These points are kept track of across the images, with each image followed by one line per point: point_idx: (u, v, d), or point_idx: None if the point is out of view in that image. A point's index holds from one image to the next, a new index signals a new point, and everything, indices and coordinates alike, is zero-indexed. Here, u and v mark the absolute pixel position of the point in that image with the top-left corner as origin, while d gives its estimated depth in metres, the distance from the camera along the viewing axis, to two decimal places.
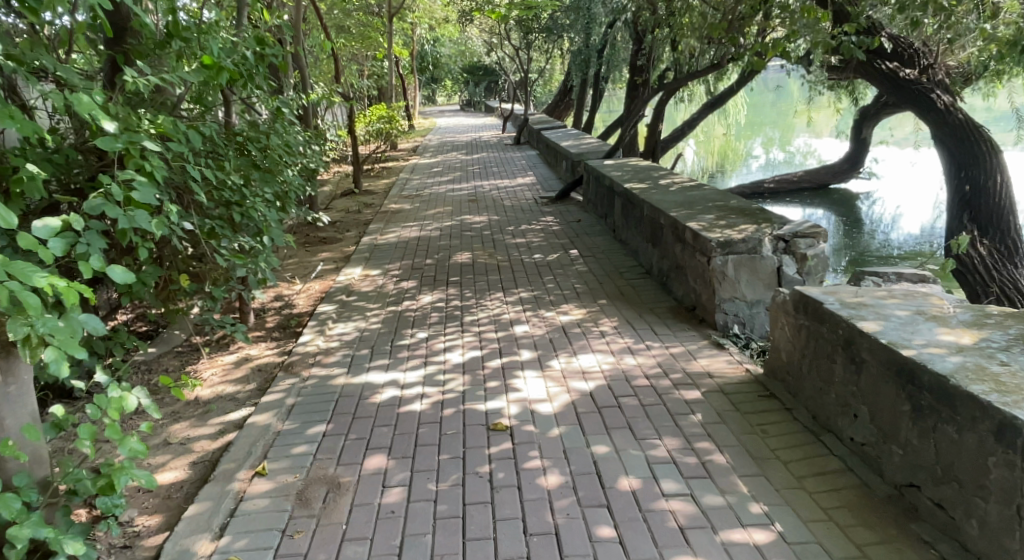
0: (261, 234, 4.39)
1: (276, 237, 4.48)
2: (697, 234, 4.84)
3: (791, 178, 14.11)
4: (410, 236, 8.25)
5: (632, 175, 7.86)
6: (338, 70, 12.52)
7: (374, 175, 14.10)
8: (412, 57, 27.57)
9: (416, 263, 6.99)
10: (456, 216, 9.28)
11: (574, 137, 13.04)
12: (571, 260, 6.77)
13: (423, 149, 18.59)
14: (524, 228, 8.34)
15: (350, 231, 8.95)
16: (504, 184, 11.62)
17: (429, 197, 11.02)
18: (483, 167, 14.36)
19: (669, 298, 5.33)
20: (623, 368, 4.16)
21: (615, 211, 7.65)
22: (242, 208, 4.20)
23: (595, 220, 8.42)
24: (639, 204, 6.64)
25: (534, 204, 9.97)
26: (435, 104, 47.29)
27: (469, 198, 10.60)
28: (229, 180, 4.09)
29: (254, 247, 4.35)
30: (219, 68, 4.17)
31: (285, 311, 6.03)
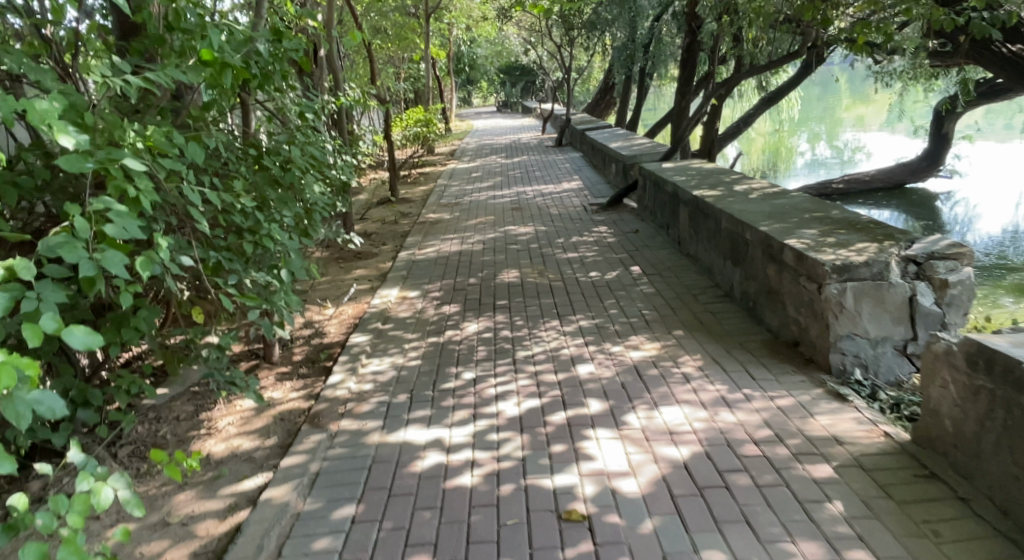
0: (277, 268, 3.35)
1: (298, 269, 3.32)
2: (800, 256, 4.03)
3: (864, 177, 13.48)
4: (450, 251, 7.46)
5: (700, 181, 6.96)
6: (371, 72, 11.82)
7: (411, 181, 13.37)
8: (449, 58, 26.91)
9: (458, 283, 6.12)
10: (500, 227, 8.49)
11: (623, 137, 12.15)
12: (637, 279, 5.88)
13: (461, 153, 17.84)
14: (575, 240, 7.51)
15: (386, 244, 8.21)
16: (549, 190, 10.81)
17: (470, 205, 10.27)
18: (525, 171, 13.54)
19: (763, 331, 4.47)
20: (720, 427, 3.28)
21: (682, 222, 6.76)
22: (255, 236, 3.22)
23: (656, 231, 7.54)
24: (714, 215, 5.75)
25: (583, 211, 9.15)
26: (471, 106, 46.66)
27: (512, 206, 9.79)
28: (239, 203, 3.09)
29: (269, 285, 3.27)
30: (222, 66, 3.15)
31: (315, 341, 5.01)
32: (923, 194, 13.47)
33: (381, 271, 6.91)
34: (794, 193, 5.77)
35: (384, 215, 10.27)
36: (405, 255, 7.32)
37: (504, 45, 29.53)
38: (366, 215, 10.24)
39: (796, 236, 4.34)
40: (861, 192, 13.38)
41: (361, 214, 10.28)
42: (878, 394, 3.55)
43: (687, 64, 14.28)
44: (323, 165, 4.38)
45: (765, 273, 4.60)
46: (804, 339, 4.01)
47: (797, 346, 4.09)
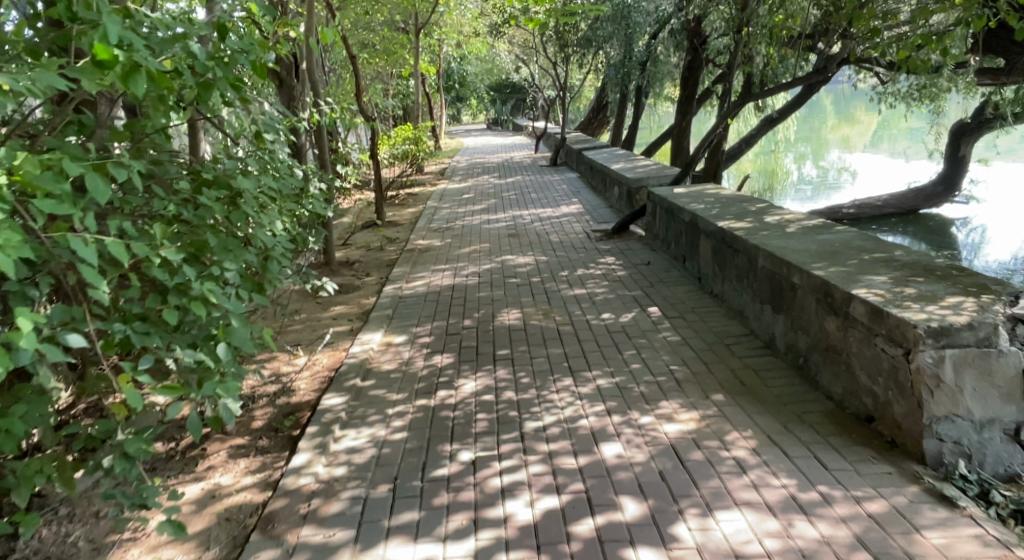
0: (214, 340, 2.53)
1: (244, 342, 2.50)
2: (876, 312, 3.29)
3: (875, 203, 12.62)
4: (441, 285, 6.66)
5: (721, 209, 6.21)
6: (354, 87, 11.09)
7: (398, 203, 12.62)
8: (439, 75, 26.28)
9: (451, 327, 5.30)
10: (496, 256, 7.71)
11: (625, 158, 11.40)
12: (659, 324, 5.09)
13: (452, 173, 17.07)
14: (581, 273, 6.74)
15: (370, 275, 7.42)
16: (547, 214, 10.06)
17: (463, 231, 9.47)
18: (520, 193, 12.78)
19: (823, 399, 3.71)
20: (800, 547, 2.55)
21: (704, 256, 5.98)
22: (183, 298, 2.42)
23: (668, 265, 6.78)
24: (747, 252, 4.98)
25: (586, 238, 8.39)
26: (461, 124, 46.07)
27: (509, 233, 8.99)
28: (158, 256, 2.26)
29: (204, 364, 2.45)
30: (121, 65, 2.33)
31: (280, 401, 4.16)
32: (940, 220, 12.68)
33: (364, 308, 6.09)
34: (838, 227, 5.01)
35: (365, 241, 9.50)
36: (392, 290, 6.52)
37: (495, 61, 28.90)
38: (346, 241, 9.47)
39: (867, 286, 3.59)
40: (874, 217, 12.55)
41: (343, 240, 9.48)
42: (991, 495, 2.83)
43: (687, 82, 13.62)
44: (285, 198, 3.59)
45: (823, 328, 3.83)
46: (882, 414, 3.26)
47: (872, 424, 3.33)
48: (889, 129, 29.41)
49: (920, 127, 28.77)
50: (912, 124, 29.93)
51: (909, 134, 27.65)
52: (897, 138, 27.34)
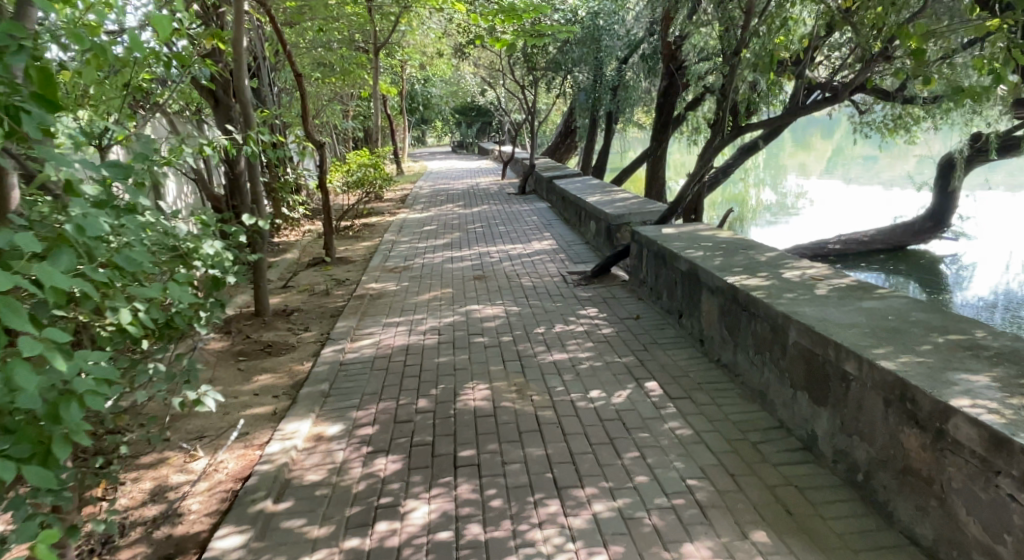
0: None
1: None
2: (1000, 442, 2.40)
3: (862, 237, 11.44)
4: (394, 345, 5.61)
5: (725, 258, 5.20)
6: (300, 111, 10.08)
7: (352, 236, 11.62)
8: (401, 96, 25.37)
9: (401, 413, 4.28)
10: (459, 305, 6.69)
11: (602, 190, 10.41)
12: (663, 408, 4.07)
13: (413, 200, 15.96)
14: (561, 329, 5.74)
15: (309, 329, 6.40)
16: (516, 251, 9.08)
17: (422, 271, 8.39)
18: (487, 224, 11.74)
19: (902, 541, 2.81)
20: None
21: (707, 315, 4.99)
22: None
23: (659, 321, 5.78)
24: (770, 319, 3.95)
25: (562, 283, 7.40)
26: (426, 146, 45.19)
27: (475, 275, 7.93)
28: None
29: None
30: None
31: (161, 533, 3.25)
32: (928, 258, 11.60)
33: (297, 383, 5.05)
34: (881, 289, 4.03)
35: (311, 284, 8.42)
36: (334, 351, 5.48)
37: (460, 82, 27.96)
38: (289, 285, 8.38)
39: (968, 393, 2.62)
40: (860, 253, 11.35)
41: (287, 284, 8.38)
42: None
43: (662, 111, 12.83)
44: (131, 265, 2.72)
45: (899, 442, 2.85)
46: None
47: None
48: (844, 157, 29.17)
49: (874, 156, 28.64)
50: (867, 152, 29.79)
51: (864, 162, 27.43)
52: (852, 165, 27.08)
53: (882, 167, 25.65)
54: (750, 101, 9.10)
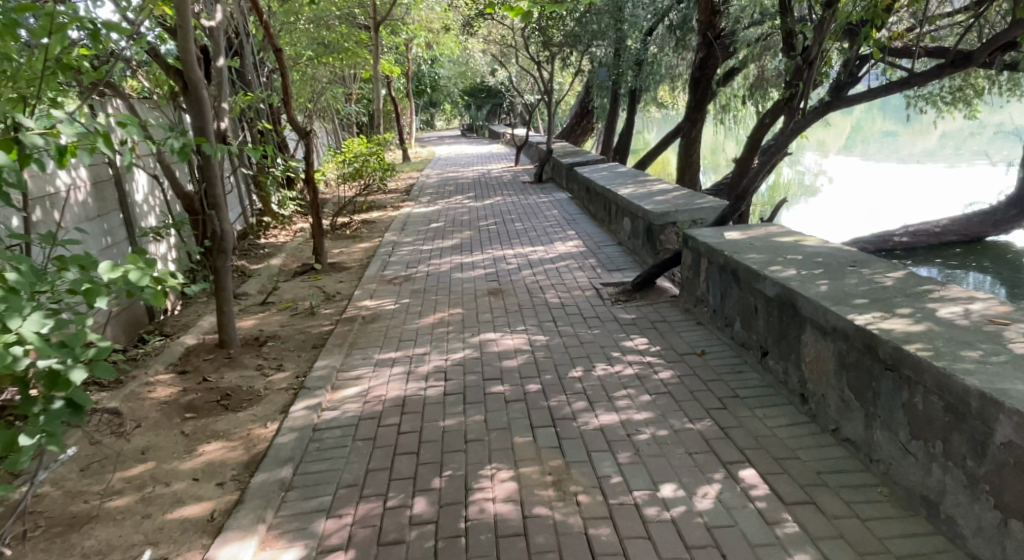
0: None
1: None
2: None
3: (932, 228, 9.94)
4: (385, 398, 4.29)
5: (833, 282, 3.80)
6: (283, 97, 8.83)
7: (349, 237, 10.34)
8: (407, 78, 24.04)
9: (390, 526, 3.00)
10: (470, 333, 5.38)
11: (634, 180, 8.99)
12: (778, 525, 2.81)
13: (419, 191, 14.59)
14: (603, 372, 4.40)
15: (284, 367, 5.12)
16: (536, 256, 7.76)
17: (425, 284, 7.04)
18: (502, 221, 10.38)
19: None
20: None
21: (811, 362, 3.62)
22: None
23: (728, 358, 4.43)
24: (946, 395, 2.66)
25: (596, 299, 6.06)
26: (435, 129, 43.85)
27: (491, 288, 6.61)
28: None
29: None
30: None
31: None
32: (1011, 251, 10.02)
33: (252, 460, 3.76)
34: None
35: (295, 300, 7.13)
36: (304, 410, 4.15)
37: (469, 62, 26.46)
38: (269, 302, 7.09)
39: None
40: (931, 246, 9.84)
41: (267, 302, 7.10)
42: None
43: (696, 88, 11.53)
44: None
45: None
46: None
47: None
48: (863, 133, 27.60)
49: (894, 132, 27.08)
50: (885, 128, 28.21)
51: (882, 138, 25.94)
52: (870, 141, 25.57)
53: (905, 143, 24.14)
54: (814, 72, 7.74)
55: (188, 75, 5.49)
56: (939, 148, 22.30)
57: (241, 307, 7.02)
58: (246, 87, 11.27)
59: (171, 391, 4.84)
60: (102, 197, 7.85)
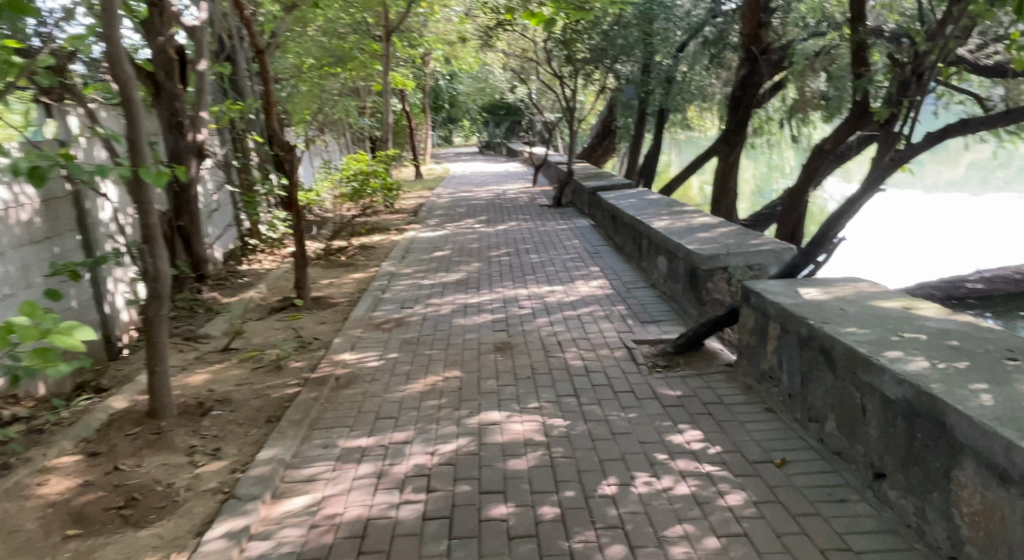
0: None
1: None
2: None
3: (1010, 274, 8.67)
4: (340, 521, 3.10)
5: (994, 392, 2.61)
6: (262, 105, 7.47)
7: (343, 265, 9.21)
8: (423, 92, 23.10)
9: None
10: (467, 409, 4.20)
11: (671, 209, 7.78)
12: None
13: (427, 213, 13.39)
14: (649, 489, 3.18)
15: (224, 450, 3.95)
16: (552, 299, 6.61)
17: (420, 333, 5.81)
18: (516, 251, 9.15)
19: None
20: None
21: (986, 515, 2.48)
22: None
23: (821, 474, 3.21)
24: None
25: (626, 362, 4.88)
26: (452, 145, 42.98)
27: (499, 343, 5.38)
28: None
29: None
30: None
31: None
32: None
33: None
34: None
35: (262, 347, 5.91)
36: (224, 539, 3.03)
37: (488, 77, 25.35)
38: (232, 350, 5.88)
39: None
40: (1012, 294, 8.54)
41: (230, 349, 5.88)
42: None
43: (736, 107, 10.51)
44: None
45: None
46: None
47: None
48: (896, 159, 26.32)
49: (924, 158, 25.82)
50: None
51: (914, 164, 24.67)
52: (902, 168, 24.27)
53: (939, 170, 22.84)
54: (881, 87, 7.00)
55: (117, 73, 4.10)
56: (972, 176, 21.05)
57: (197, 356, 5.80)
58: (237, 96, 10.14)
59: (62, 484, 3.67)
60: (54, 211, 6.28)
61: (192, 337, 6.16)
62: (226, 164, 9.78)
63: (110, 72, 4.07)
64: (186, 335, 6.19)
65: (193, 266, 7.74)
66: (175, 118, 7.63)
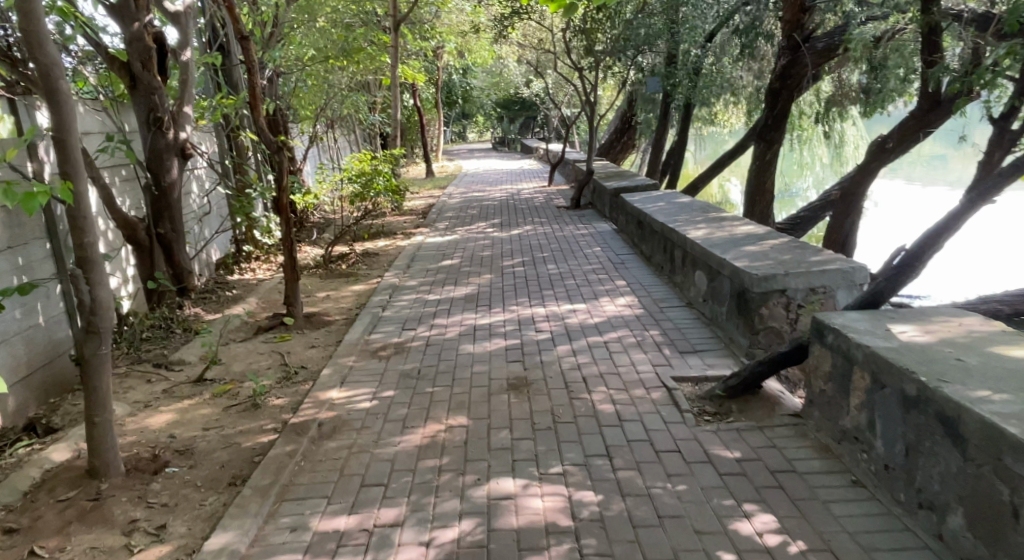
0: None
1: None
2: None
3: None
4: None
5: None
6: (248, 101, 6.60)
7: (345, 274, 8.47)
8: (436, 87, 22.32)
9: None
10: (477, 471, 3.43)
11: (708, 216, 6.97)
12: None
13: (437, 214, 12.62)
14: None
15: (183, 527, 3.24)
16: (574, 320, 5.81)
17: (423, 363, 5.03)
18: (533, 260, 8.35)
19: None
20: None
21: None
22: None
23: None
24: None
25: (668, 405, 4.09)
26: (465, 141, 42.26)
27: (515, 381, 4.59)
28: None
29: None
30: None
31: None
32: None
33: None
34: None
35: (243, 377, 5.13)
36: None
37: (502, 71, 24.52)
38: (208, 380, 5.08)
39: None
40: None
41: (207, 379, 5.08)
42: None
43: (774, 100, 9.70)
44: None
45: None
46: None
47: None
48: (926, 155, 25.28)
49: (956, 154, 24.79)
50: None
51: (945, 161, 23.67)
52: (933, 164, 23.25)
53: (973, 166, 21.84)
54: (947, 77, 6.24)
55: (41, 63, 3.26)
56: None
57: (168, 387, 5.00)
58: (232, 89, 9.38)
59: None
60: (21, 211, 4.92)
61: (166, 362, 5.36)
62: (215, 163, 9.01)
63: (33, 60, 3.23)
64: (158, 361, 5.38)
65: (175, 279, 7.04)
66: (153, 114, 6.83)
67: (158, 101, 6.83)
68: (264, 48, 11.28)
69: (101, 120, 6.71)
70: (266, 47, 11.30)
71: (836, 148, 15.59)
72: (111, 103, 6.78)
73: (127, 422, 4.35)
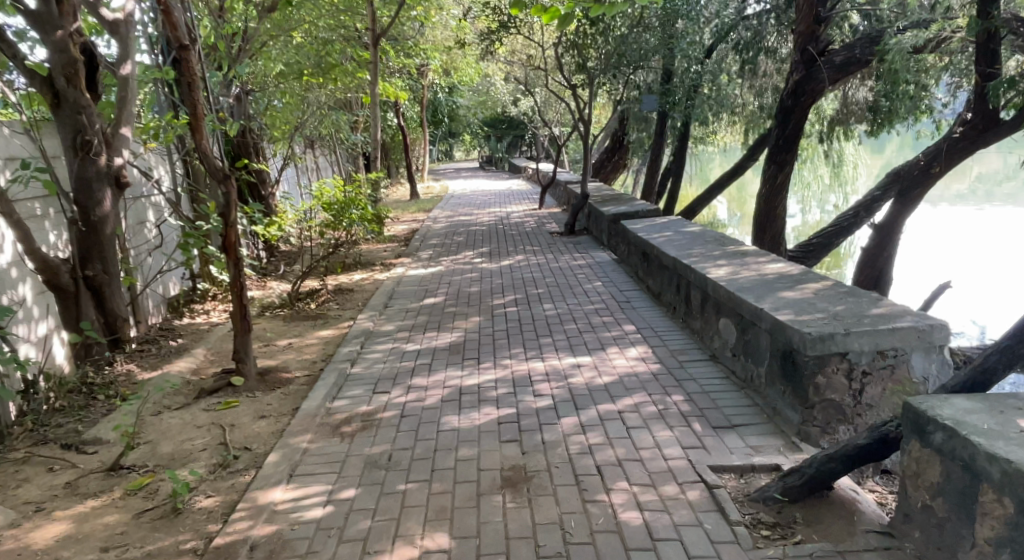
0: None
1: None
2: None
3: None
4: None
5: None
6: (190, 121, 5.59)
7: (313, 315, 7.49)
8: (421, 106, 21.42)
9: None
10: None
11: (728, 252, 6.02)
12: None
13: (420, 241, 11.66)
14: None
15: None
16: (577, 382, 4.85)
17: (395, 446, 4.03)
18: (526, 298, 7.38)
19: None
20: None
21: None
22: None
23: None
24: None
25: (706, 513, 3.17)
26: (452, 161, 41.42)
27: (509, 474, 3.61)
28: None
29: None
30: None
31: None
32: None
33: None
34: None
35: (169, 464, 4.29)
36: None
37: (489, 89, 23.69)
38: (124, 469, 4.20)
39: None
40: None
41: (122, 467, 4.21)
42: None
43: (785, 121, 8.73)
44: None
45: None
46: None
47: None
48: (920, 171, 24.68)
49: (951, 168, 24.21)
50: None
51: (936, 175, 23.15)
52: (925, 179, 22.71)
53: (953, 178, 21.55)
54: (1005, 91, 5.35)
55: None
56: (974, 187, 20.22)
57: (73, 479, 4.14)
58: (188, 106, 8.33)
59: None
60: None
61: (77, 442, 4.55)
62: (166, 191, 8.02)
63: None
64: (68, 441, 4.58)
65: (105, 329, 6.14)
66: (80, 137, 5.90)
67: (86, 123, 5.90)
68: (229, 64, 10.32)
69: (20, 145, 5.76)
70: (231, 63, 10.33)
71: (834, 167, 14.73)
72: (34, 125, 5.85)
73: (9, 538, 3.43)
